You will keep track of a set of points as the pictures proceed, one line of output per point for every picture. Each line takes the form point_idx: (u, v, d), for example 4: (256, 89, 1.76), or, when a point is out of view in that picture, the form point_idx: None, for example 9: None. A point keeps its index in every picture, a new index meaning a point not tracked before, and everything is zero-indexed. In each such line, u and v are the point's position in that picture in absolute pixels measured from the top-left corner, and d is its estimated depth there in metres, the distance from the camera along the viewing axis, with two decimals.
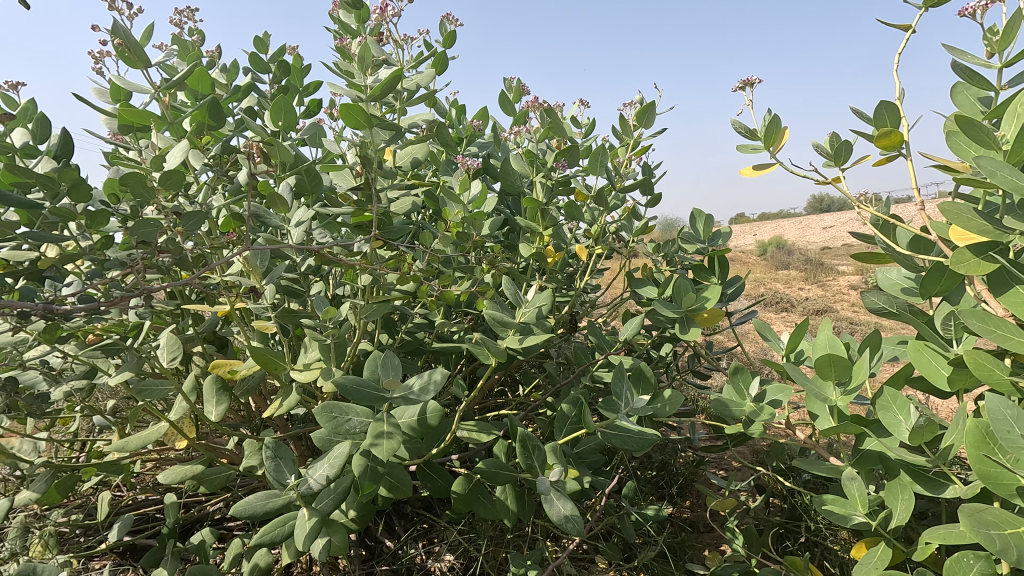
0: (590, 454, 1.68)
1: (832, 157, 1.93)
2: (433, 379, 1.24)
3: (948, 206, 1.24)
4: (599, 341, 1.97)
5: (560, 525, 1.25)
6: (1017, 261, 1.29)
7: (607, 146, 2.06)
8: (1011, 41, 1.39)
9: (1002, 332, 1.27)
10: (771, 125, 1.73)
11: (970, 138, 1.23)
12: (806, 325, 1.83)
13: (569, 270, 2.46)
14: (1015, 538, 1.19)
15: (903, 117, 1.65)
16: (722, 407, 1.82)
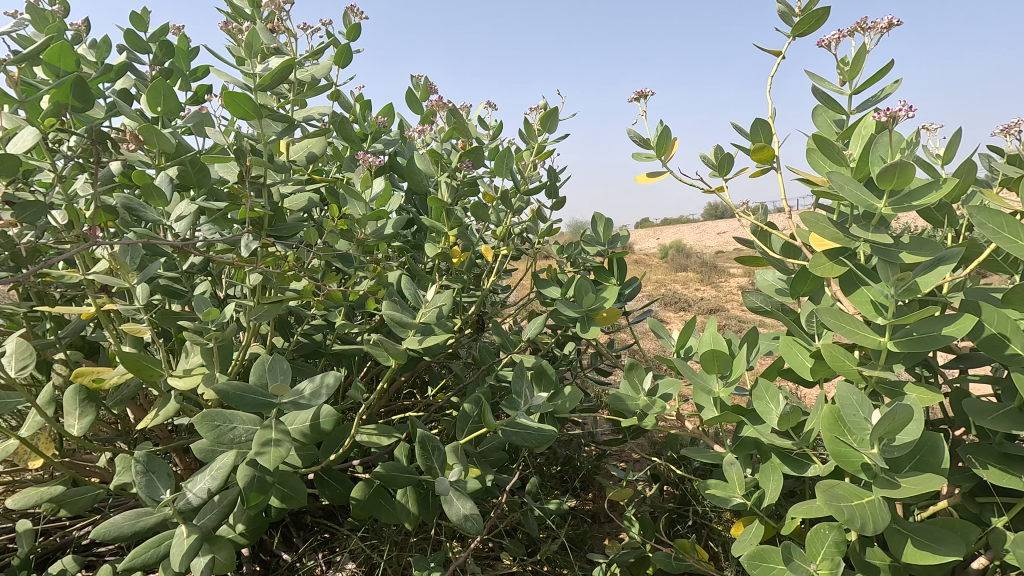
0: (493, 453, 1.69)
1: (717, 168, 2.10)
2: (326, 382, 1.18)
3: (808, 215, 1.39)
4: (503, 341, 1.99)
5: (459, 525, 1.26)
6: (863, 266, 1.46)
7: (512, 148, 2.09)
8: (858, 73, 1.58)
9: (852, 327, 1.44)
10: (662, 135, 1.84)
11: (824, 156, 1.39)
12: (694, 323, 1.97)
13: (475, 271, 2.48)
14: (860, 508, 1.35)
15: (774, 134, 1.83)
16: (618, 402, 1.91)
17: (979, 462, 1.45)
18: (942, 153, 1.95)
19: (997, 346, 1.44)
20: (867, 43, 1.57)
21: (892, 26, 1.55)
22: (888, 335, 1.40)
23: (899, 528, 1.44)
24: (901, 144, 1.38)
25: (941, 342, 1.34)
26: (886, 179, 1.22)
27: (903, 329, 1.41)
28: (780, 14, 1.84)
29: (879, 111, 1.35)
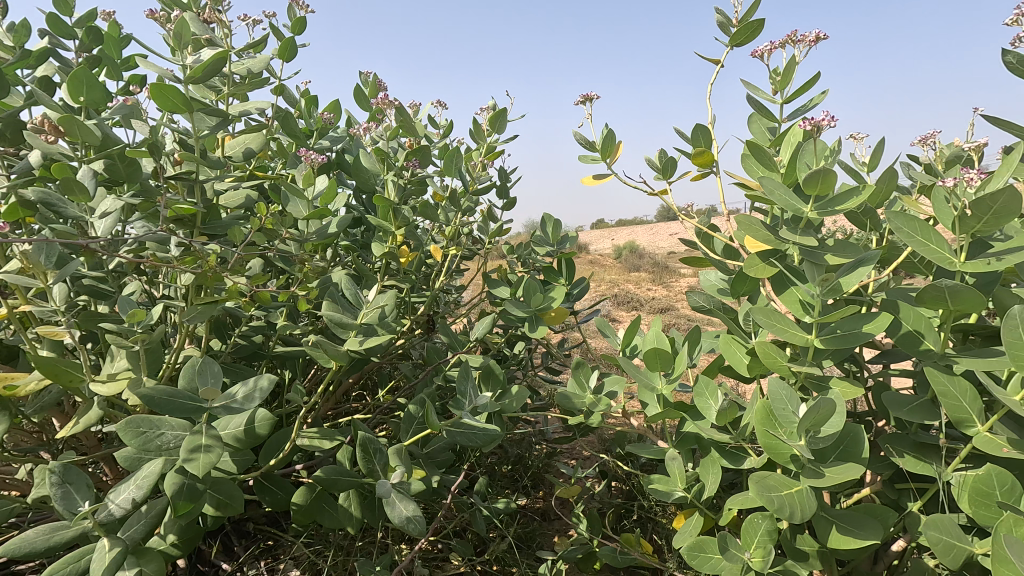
0: (440, 454, 1.68)
1: (661, 171, 2.17)
2: (260, 386, 1.17)
3: (742, 218, 1.45)
4: (450, 341, 1.99)
5: (401, 527, 1.25)
6: (792, 267, 1.54)
7: (460, 148, 2.09)
8: (789, 83, 1.65)
9: (782, 325, 1.51)
10: (606, 138, 1.88)
11: (756, 162, 1.45)
12: (642, 321, 2.00)
13: (425, 270, 2.46)
14: (789, 498, 1.42)
15: (714, 139, 1.90)
16: (565, 400, 1.94)
17: (896, 451, 1.55)
18: (868, 161, 2.07)
19: (913, 342, 1.54)
20: (797, 55, 1.65)
21: (819, 39, 1.63)
22: (815, 333, 1.47)
23: (826, 515, 1.52)
24: (825, 152, 1.46)
25: (862, 339, 1.42)
26: (811, 185, 1.28)
27: (828, 327, 1.49)
28: (719, 24, 1.91)
29: (807, 120, 1.41)
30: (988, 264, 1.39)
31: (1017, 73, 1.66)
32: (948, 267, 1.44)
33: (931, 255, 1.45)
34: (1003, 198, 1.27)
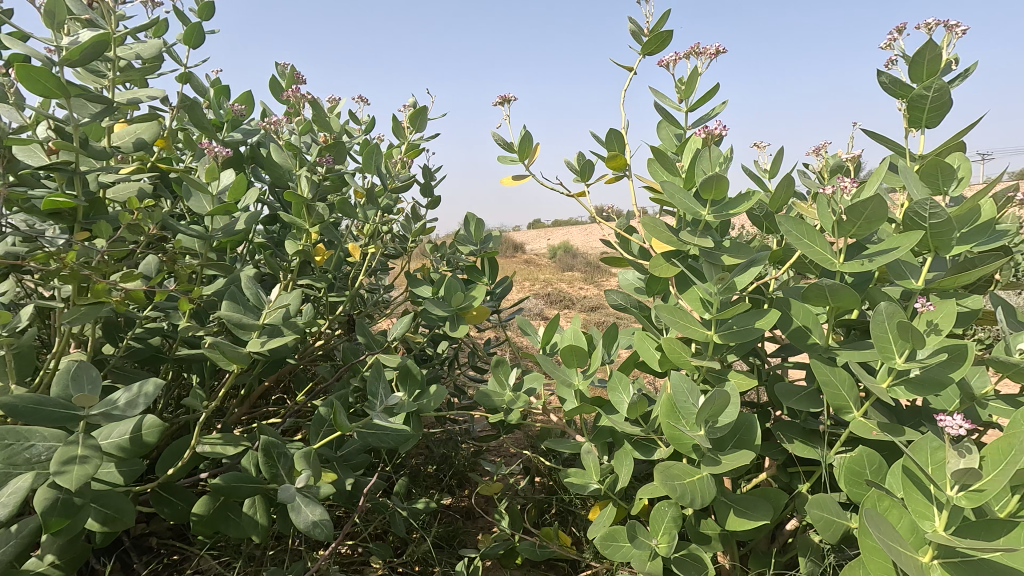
0: (355, 456, 1.65)
1: (580, 173, 2.23)
2: (145, 391, 1.10)
3: (647, 220, 1.53)
4: (367, 342, 1.95)
5: (306, 532, 1.22)
6: (693, 267, 1.64)
7: (380, 145, 2.07)
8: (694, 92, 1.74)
9: (685, 322, 1.60)
10: (524, 139, 1.91)
11: (660, 166, 1.53)
12: (560, 319, 2.05)
13: (346, 269, 2.41)
14: (690, 485, 1.51)
15: (627, 143, 1.98)
16: (485, 398, 1.96)
17: (787, 437, 1.67)
18: (768, 168, 2.23)
19: (802, 336, 1.67)
20: (700, 67, 1.74)
21: (719, 52, 1.73)
22: (714, 329, 1.57)
23: (724, 500, 1.63)
24: (721, 159, 1.56)
25: (755, 334, 1.52)
26: (706, 189, 1.37)
27: (726, 323, 1.59)
28: (631, 33, 1.99)
29: (706, 126, 1.50)
30: (862, 265, 1.53)
31: (890, 92, 1.84)
32: (829, 267, 1.58)
33: (814, 256, 1.58)
34: (872, 204, 1.41)
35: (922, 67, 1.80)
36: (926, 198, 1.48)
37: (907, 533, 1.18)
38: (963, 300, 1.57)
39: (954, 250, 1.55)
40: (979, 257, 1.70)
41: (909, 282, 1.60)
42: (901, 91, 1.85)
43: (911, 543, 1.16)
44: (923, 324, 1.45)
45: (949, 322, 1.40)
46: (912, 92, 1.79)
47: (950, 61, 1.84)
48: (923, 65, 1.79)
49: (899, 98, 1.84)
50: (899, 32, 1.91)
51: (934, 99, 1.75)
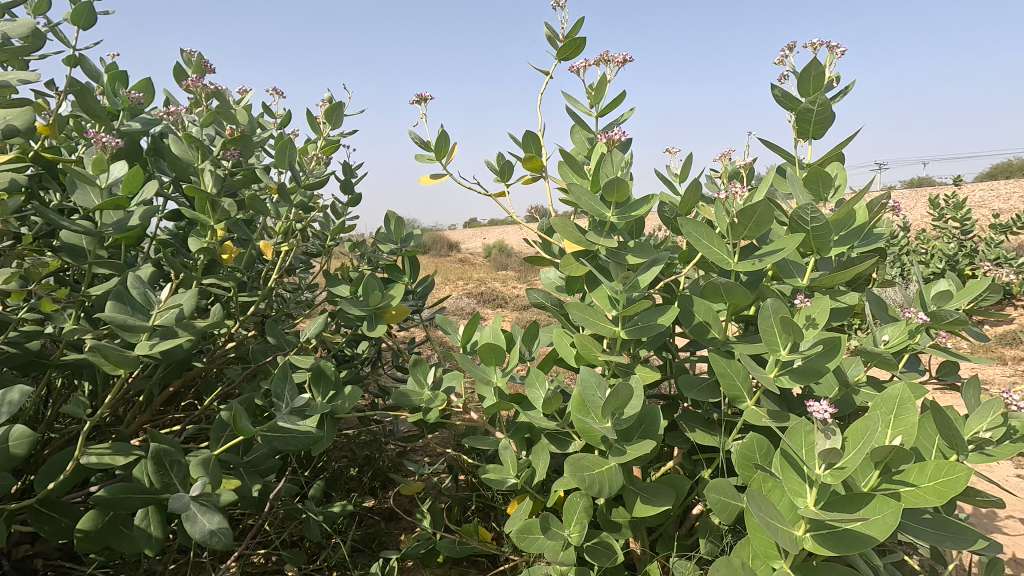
0: (264, 461, 1.60)
1: (500, 174, 2.27)
2: (9, 399, 1.04)
3: (557, 222, 1.59)
4: (278, 342, 1.90)
5: (202, 541, 1.17)
6: (601, 267, 1.73)
7: (293, 140, 2.01)
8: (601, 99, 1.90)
9: (596, 320, 1.67)
10: (441, 138, 1.93)
11: (569, 169, 1.61)
12: (480, 317, 2.07)
13: (259, 268, 2.33)
14: (599, 475, 1.57)
15: (543, 146, 2.04)
16: (402, 397, 1.96)
17: (689, 427, 1.78)
18: (678, 172, 2.35)
19: (703, 331, 1.78)
20: (610, 73, 1.84)
21: (626, 61, 1.86)
22: (621, 325, 1.64)
23: (633, 488, 1.71)
24: (626, 163, 1.65)
25: (657, 329, 1.61)
26: (610, 192, 1.45)
27: (632, 320, 1.68)
28: (547, 38, 2.06)
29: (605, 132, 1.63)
30: (753, 264, 1.65)
31: (781, 105, 2.00)
32: (725, 266, 1.69)
33: (712, 256, 1.69)
34: (759, 209, 1.53)
35: (809, 83, 1.97)
36: (807, 204, 1.63)
37: (784, 510, 1.29)
38: (840, 297, 1.73)
39: (832, 251, 1.70)
40: (856, 257, 1.88)
41: (795, 281, 1.76)
42: (790, 104, 2.01)
43: (788, 519, 1.28)
44: (804, 320, 1.60)
45: (824, 317, 1.55)
46: (800, 105, 1.95)
47: (832, 79, 2.02)
48: (810, 80, 1.96)
49: (789, 110, 2.00)
50: (789, 49, 2.08)
51: (818, 113, 1.92)
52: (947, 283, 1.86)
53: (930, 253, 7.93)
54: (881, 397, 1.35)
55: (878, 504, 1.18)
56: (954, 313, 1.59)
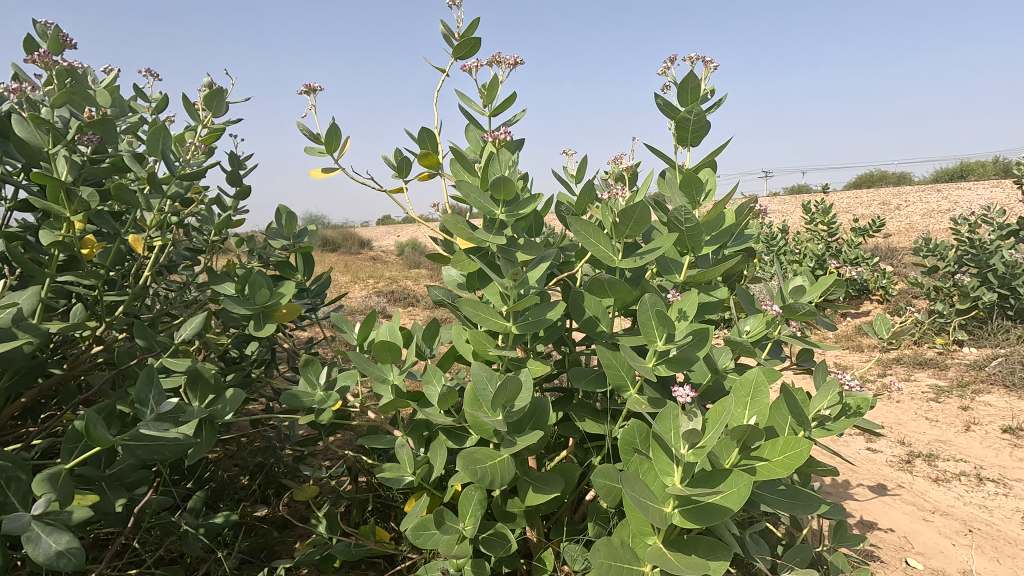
0: (131, 472, 1.49)
1: (398, 169, 2.26)
2: None
3: (448, 219, 1.65)
4: (147, 344, 1.75)
5: (47, 564, 1.07)
6: (490, 263, 1.83)
7: (167, 125, 1.86)
8: (493, 98, 2.15)
9: (488, 315, 1.71)
10: (330, 133, 2.16)
11: (460, 167, 1.66)
12: (376, 315, 2.04)
13: (132, 265, 2.15)
14: (491, 467, 1.60)
15: (439, 143, 2.07)
16: (292, 399, 1.89)
17: (579, 416, 1.88)
18: (573, 173, 2.45)
19: (592, 325, 1.86)
20: (500, 74, 2.09)
21: (516, 63, 2.14)
22: (512, 321, 1.69)
23: (526, 478, 1.75)
24: (513, 163, 1.74)
25: (545, 323, 1.68)
26: (496, 190, 1.52)
27: (523, 315, 1.74)
28: (443, 36, 2.11)
29: (491, 132, 1.69)
30: (634, 261, 1.76)
31: (663, 113, 2.14)
32: (610, 263, 1.79)
33: (598, 253, 1.79)
34: (637, 209, 1.64)
35: (687, 93, 2.13)
36: (682, 206, 1.76)
37: (656, 490, 1.39)
38: (713, 291, 1.87)
39: (703, 249, 1.85)
40: (728, 254, 2.07)
41: (673, 277, 1.90)
42: (671, 113, 2.16)
43: (659, 498, 1.38)
44: (676, 312, 1.74)
45: (693, 310, 1.70)
46: (679, 115, 2.10)
47: (708, 91, 2.20)
48: (688, 91, 2.12)
49: (670, 118, 2.15)
50: (670, 62, 2.24)
51: (695, 122, 2.07)
52: (802, 280, 2.02)
53: (803, 252, 8.81)
54: (740, 381, 1.48)
55: (734, 478, 1.30)
56: (804, 305, 1.79)
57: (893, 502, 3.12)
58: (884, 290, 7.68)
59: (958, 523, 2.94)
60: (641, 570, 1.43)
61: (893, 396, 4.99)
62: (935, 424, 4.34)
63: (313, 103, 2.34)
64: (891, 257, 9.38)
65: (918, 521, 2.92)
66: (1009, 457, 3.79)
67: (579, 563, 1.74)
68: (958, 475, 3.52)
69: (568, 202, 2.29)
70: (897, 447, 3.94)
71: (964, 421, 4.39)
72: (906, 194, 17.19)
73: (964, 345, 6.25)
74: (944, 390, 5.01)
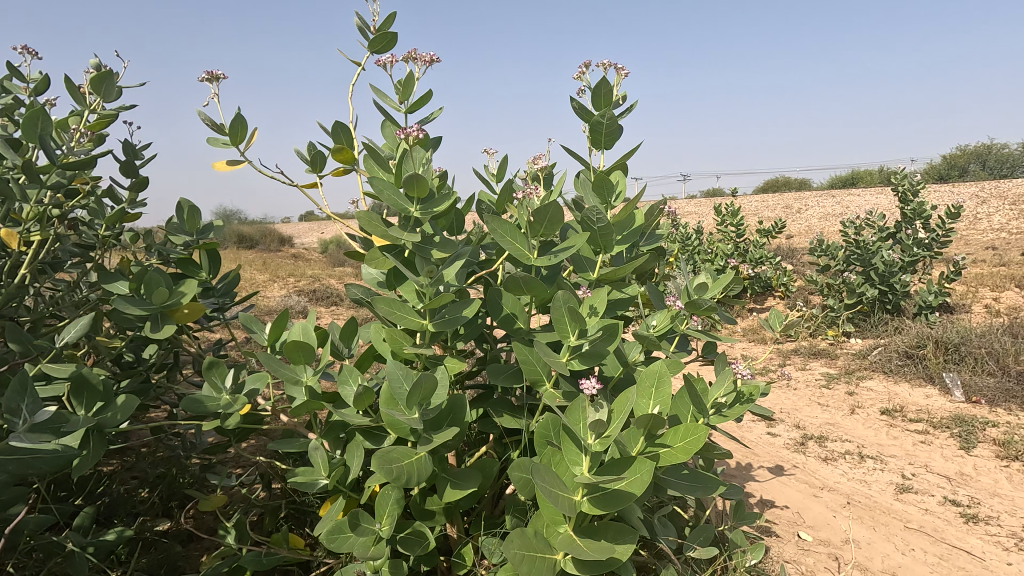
0: (5, 489, 1.38)
1: (312, 164, 2.19)
2: None
3: (361, 214, 1.66)
4: (22, 349, 1.64)
5: None
6: (406, 261, 1.84)
7: (44, 110, 1.70)
8: (409, 95, 2.17)
9: (403, 313, 1.70)
10: (235, 125, 2.12)
11: (374, 163, 1.73)
12: (288, 315, 1.97)
13: (6, 262, 1.95)
14: (407, 465, 1.59)
15: (354, 138, 2.04)
16: (194, 405, 1.79)
17: (497, 412, 1.91)
18: (494, 172, 2.47)
19: (510, 322, 1.89)
20: (417, 70, 2.13)
21: (432, 62, 2.18)
22: (428, 318, 1.70)
23: (444, 475, 1.75)
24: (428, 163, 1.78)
25: (461, 320, 1.70)
26: (410, 187, 1.56)
27: (439, 313, 1.74)
28: (357, 28, 2.08)
29: (403, 129, 1.73)
30: (548, 259, 1.81)
31: (577, 116, 2.21)
32: (526, 261, 1.83)
33: (514, 251, 1.82)
34: (551, 209, 1.69)
35: (600, 97, 2.21)
36: (593, 207, 1.84)
37: (566, 480, 1.44)
38: (624, 288, 1.99)
39: (615, 248, 1.93)
40: (639, 253, 2.17)
41: (587, 275, 1.96)
42: (585, 116, 2.24)
43: (569, 488, 1.43)
44: (588, 309, 1.81)
45: (603, 306, 1.77)
46: (592, 118, 2.18)
47: (620, 96, 2.29)
48: (601, 95, 2.20)
49: (585, 121, 2.23)
50: (585, 67, 2.32)
51: (607, 125, 2.17)
52: (705, 278, 2.15)
53: (714, 252, 9.39)
54: (645, 373, 1.57)
55: (638, 465, 1.39)
56: (707, 301, 1.92)
57: (788, 481, 3.41)
58: (785, 287, 8.34)
59: (842, 497, 3.26)
60: (553, 558, 1.47)
61: (791, 384, 5.44)
62: (825, 409, 4.78)
63: (216, 91, 2.23)
64: (791, 256, 10.19)
65: (809, 497, 3.20)
66: (885, 435, 4.24)
67: (497, 555, 1.77)
68: (843, 454, 3.89)
69: (488, 201, 2.31)
70: (793, 430, 4.30)
71: (850, 405, 4.86)
72: (805, 199, 18.73)
73: (851, 336, 6.92)
74: (834, 377, 5.52)
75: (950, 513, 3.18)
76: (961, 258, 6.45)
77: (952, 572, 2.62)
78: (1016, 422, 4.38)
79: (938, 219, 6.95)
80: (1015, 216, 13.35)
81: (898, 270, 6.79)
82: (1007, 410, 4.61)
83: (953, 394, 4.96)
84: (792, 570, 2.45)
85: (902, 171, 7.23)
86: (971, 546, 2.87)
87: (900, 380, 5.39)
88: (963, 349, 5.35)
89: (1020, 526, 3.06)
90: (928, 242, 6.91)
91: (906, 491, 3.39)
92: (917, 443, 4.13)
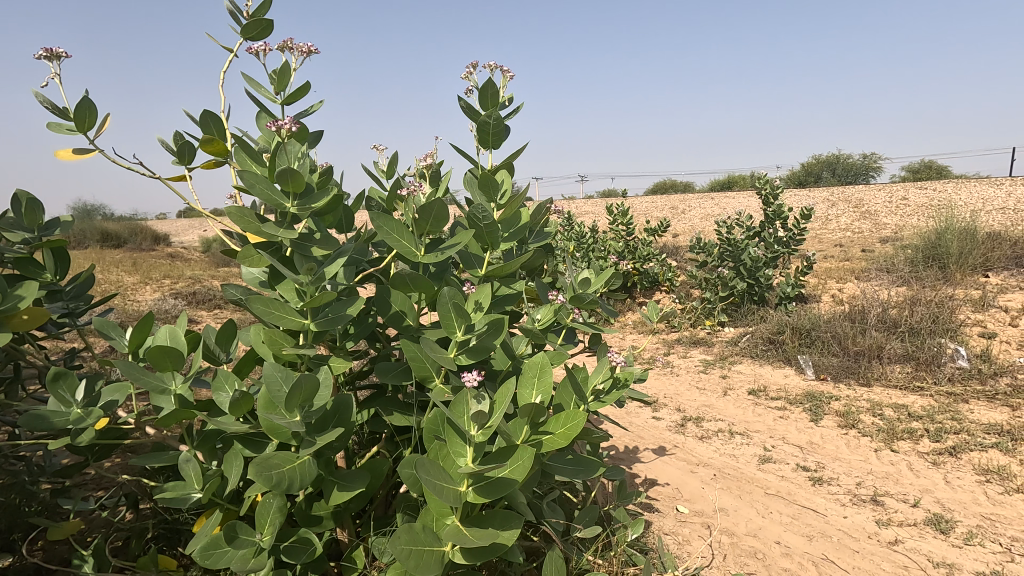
0: None
1: (178, 156, 2.04)
2: None
3: (232, 209, 1.62)
4: None
5: None
6: (283, 259, 1.79)
7: None
8: (285, 85, 2.08)
9: (279, 311, 1.64)
10: (81, 111, 1.92)
11: (246, 156, 1.70)
12: (153, 319, 1.81)
13: None
14: (289, 470, 1.53)
15: (226, 129, 1.93)
16: (36, 421, 1.61)
17: (387, 411, 1.90)
18: (383, 169, 2.43)
19: (398, 320, 1.88)
20: (294, 59, 2.06)
21: (309, 52, 2.11)
22: (310, 317, 1.65)
23: (330, 478, 1.70)
24: (306, 157, 1.78)
25: (345, 318, 1.66)
26: (286, 181, 1.55)
27: (322, 312, 1.70)
28: (227, 11, 1.98)
29: (275, 122, 1.69)
30: (435, 255, 1.83)
31: (465, 115, 2.25)
32: (413, 259, 1.84)
33: (400, 249, 1.82)
34: (434, 207, 1.70)
35: (487, 98, 2.27)
36: (479, 205, 1.88)
37: (451, 472, 1.47)
38: (511, 284, 2.07)
39: (501, 246, 1.97)
40: (526, 250, 2.24)
41: (475, 271, 2.00)
42: (473, 115, 2.28)
43: (454, 480, 1.46)
44: (474, 304, 1.85)
45: (488, 301, 1.83)
46: (480, 117, 2.22)
47: (507, 98, 2.36)
48: (488, 96, 2.25)
49: (472, 120, 2.27)
50: (472, 68, 2.36)
51: (494, 125, 2.22)
52: (588, 272, 2.26)
53: (607, 249, 9.90)
54: (528, 363, 1.64)
55: (518, 453, 1.45)
56: (588, 295, 2.02)
57: (669, 460, 3.70)
58: (670, 282, 9.00)
59: (713, 471, 3.60)
60: (441, 550, 1.49)
61: (673, 371, 5.90)
62: (702, 392, 5.24)
63: (57, 71, 1.99)
64: (675, 253, 11.01)
65: (687, 473, 3.51)
66: (751, 413, 4.73)
67: (386, 555, 1.76)
68: (716, 432, 4.29)
69: (377, 198, 2.28)
70: (675, 413, 4.67)
71: (723, 387, 5.36)
72: (688, 200, 20.29)
73: (725, 325, 7.63)
74: (710, 363, 6.06)
75: (801, 477, 3.63)
76: (812, 255, 7.34)
77: (801, 529, 2.98)
78: (854, 395, 5.08)
79: (794, 221, 7.84)
80: (856, 218, 15.37)
81: (763, 265, 7.58)
82: (847, 385, 5.32)
83: (806, 373, 5.65)
84: (670, 541, 2.67)
85: (765, 177, 8.07)
86: (816, 504, 3.29)
87: (764, 363, 6.04)
88: (814, 334, 6.10)
89: (855, 484, 3.55)
90: (786, 241, 7.78)
91: (767, 461, 3.82)
92: (777, 418, 4.64)
